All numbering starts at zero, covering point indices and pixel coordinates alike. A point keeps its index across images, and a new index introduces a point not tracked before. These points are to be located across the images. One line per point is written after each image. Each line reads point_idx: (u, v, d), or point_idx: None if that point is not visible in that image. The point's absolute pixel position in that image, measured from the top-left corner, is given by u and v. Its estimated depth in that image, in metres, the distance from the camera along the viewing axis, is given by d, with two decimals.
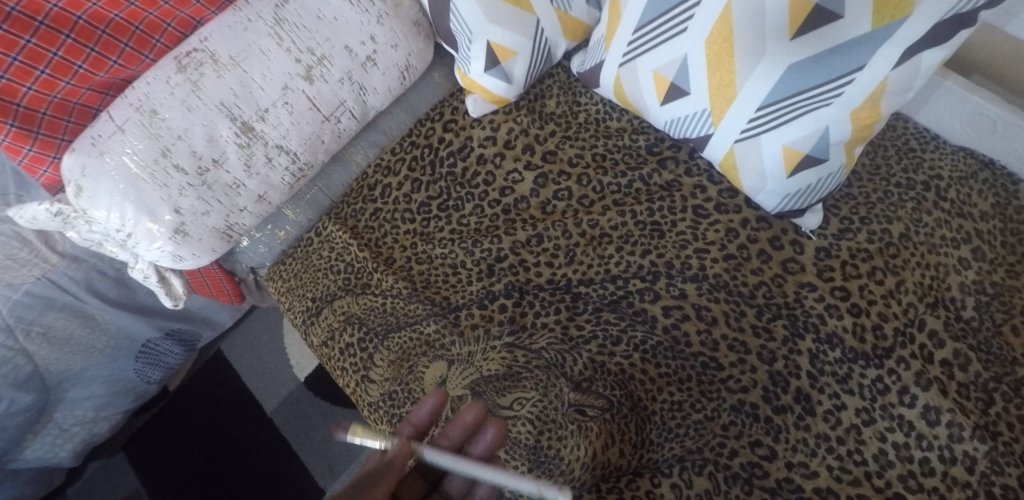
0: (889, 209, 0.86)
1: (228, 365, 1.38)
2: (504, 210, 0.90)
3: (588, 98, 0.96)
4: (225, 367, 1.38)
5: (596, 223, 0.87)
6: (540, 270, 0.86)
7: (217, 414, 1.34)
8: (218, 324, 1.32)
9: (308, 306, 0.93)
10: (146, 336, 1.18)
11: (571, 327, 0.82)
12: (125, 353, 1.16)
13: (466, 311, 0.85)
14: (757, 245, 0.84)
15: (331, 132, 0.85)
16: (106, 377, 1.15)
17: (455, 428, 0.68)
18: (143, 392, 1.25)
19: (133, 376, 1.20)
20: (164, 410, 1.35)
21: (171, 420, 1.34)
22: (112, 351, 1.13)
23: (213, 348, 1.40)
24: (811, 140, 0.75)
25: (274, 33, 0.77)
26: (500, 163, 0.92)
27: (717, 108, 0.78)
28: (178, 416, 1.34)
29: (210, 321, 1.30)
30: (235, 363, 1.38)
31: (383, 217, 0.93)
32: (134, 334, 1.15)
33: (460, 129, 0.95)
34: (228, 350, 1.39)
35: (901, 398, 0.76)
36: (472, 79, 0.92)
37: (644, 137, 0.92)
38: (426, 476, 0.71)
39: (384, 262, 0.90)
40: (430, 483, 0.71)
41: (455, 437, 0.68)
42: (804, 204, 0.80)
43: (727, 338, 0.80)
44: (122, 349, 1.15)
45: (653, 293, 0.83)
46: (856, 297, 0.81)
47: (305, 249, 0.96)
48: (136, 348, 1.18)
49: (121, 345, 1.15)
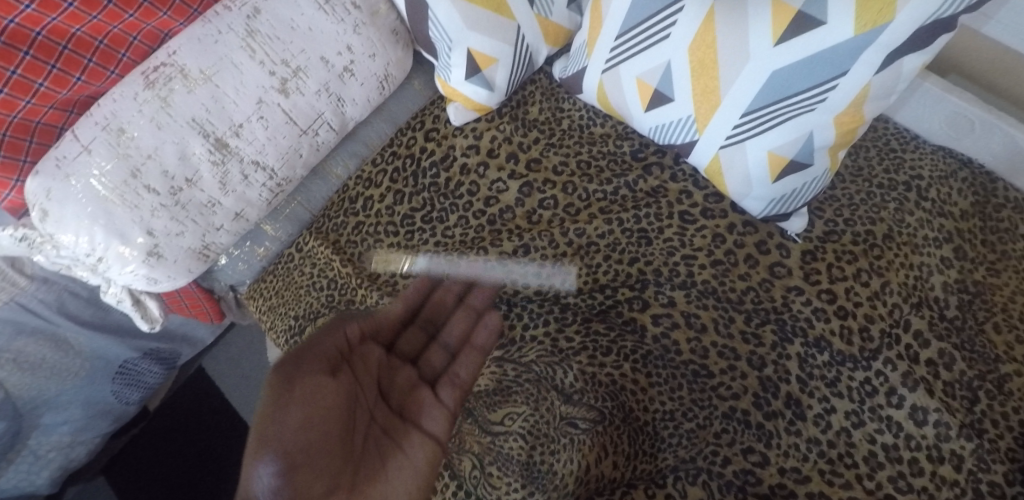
0: (872, 210, 0.86)
1: (211, 382, 1.35)
2: (488, 221, 0.89)
3: (571, 104, 0.95)
4: (207, 383, 1.35)
5: (583, 232, 0.86)
6: (527, 281, 0.85)
7: (199, 433, 1.30)
8: (198, 342, 1.28)
9: (290, 325, 0.90)
10: (122, 356, 1.14)
11: (561, 338, 0.81)
12: (101, 375, 1.12)
13: None
14: (744, 250, 0.84)
15: (310, 145, 0.83)
16: (82, 400, 1.11)
17: (460, 280, 0.84)
18: (121, 414, 1.20)
19: (111, 398, 1.16)
20: (144, 431, 1.31)
21: (151, 440, 1.30)
22: (89, 373, 1.10)
23: (194, 365, 1.36)
24: (795, 146, 0.74)
25: (245, 45, 0.74)
26: (484, 172, 0.91)
27: (702, 113, 0.77)
28: (158, 436, 1.30)
29: (189, 338, 1.25)
30: (217, 379, 1.35)
31: (365, 230, 0.91)
32: (110, 355, 1.12)
33: (441, 138, 0.94)
34: (209, 366, 1.36)
35: (889, 399, 0.76)
36: (452, 87, 0.90)
37: (628, 143, 0.92)
38: (427, 331, 0.80)
39: (368, 277, 0.88)
40: (430, 337, 0.80)
41: (461, 287, 0.84)
42: (788, 208, 0.80)
43: (717, 345, 0.80)
44: (98, 372, 1.11)
45: (642, 301, 0.83)
46: (842, 299, 0.81)
47: (286, 265, 0.94)
48: (113, 369, 1.14)
49: (96, 368, 1.11)
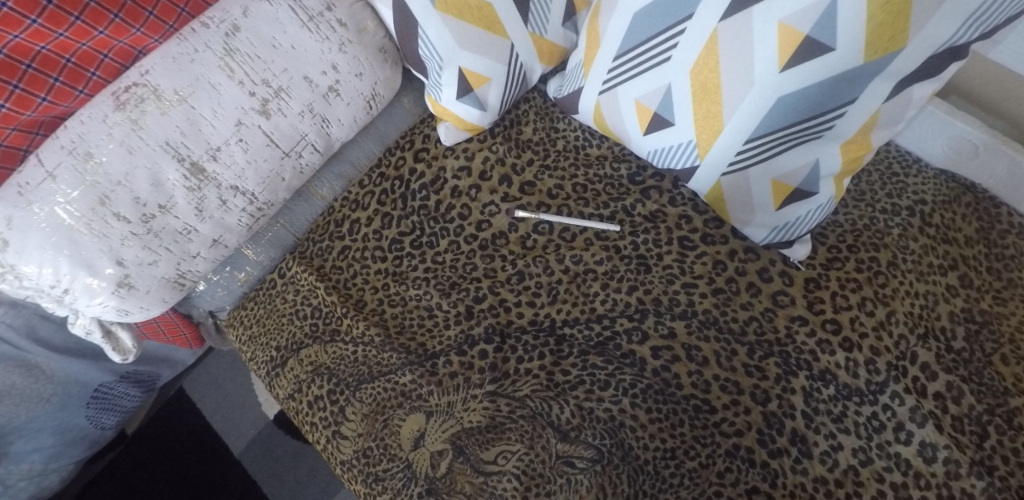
0: (876, 235, 0.84)
1: (192, 406, 1.29)
2: (480, 246, 0.85)
3: (566, 123, 0.92)
4: (187, 406, 1.29)
5: (579, 259, 0.83)
6: (521, 311, 0.81)
7: (177, 460, 1.24)
8: (178, 363, 1.22)
9: (272, 356, 0.86)
10: (98, 380, 1.07)
11: (557, 372, 0.78)
12: (74, 400, 1.06)
13: (444, 358, 0.79)
14: (746, 277, 0.81)
15: (292, 167, 0.79)
16: (54, 427, 1.05)
17: None
18: (97, 439, 1.15)
19: (86, 423, 1.10)
20: (118, 458, 1.24)
21: (126, 468, 1.23)
22: (61, 399, 1.04)
23: (174, 387, 1.30)
24: (801, 173, 0.72)
25: (224, 65, 0.70)
26: (476, 195, 0.87)
27: (704, 138, 0.73)
28: (133, 464, 1.23)
29: (170, 360, 1.20)
30: (198, 402, 1.29)
31: (351, 255, 0.87)
32: (84, 379, 1.05)
33: (432, 159, 0.90)
34: (190, 388, 1.30)
35: (897, 435, 0.74)
36: (443, 106, 0.87)
37: (625, 166, 0.89)
38: None
39: (353, 307, 0.84)
40: None
41: None
42: (791, 236, 0.77)
43: (719, 379, 0.77)
44: (72, 397, 1.05)
45: (642, 332, 0.79)
46: (847, 330, 0.78)
47: (268, 292, 0.89)
48: (87, 394, 1.07)
49: (70, 392, 1.04)
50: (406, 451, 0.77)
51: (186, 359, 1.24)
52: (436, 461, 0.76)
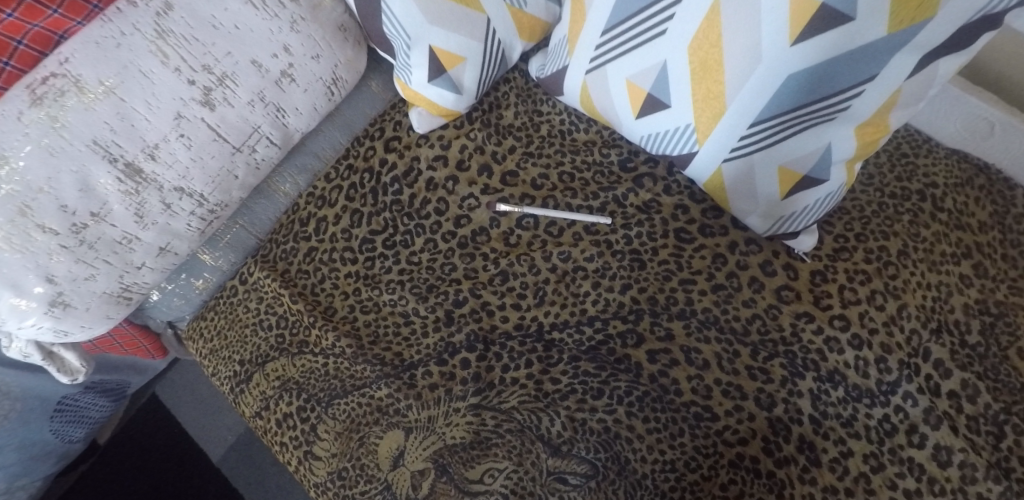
0: (885, 222, 0.78)
1: (165, 412, 1.22)
2: (459, 244, 0.78)
3: (550, 106, 0.84)
4: (161, 413, 1.22)
5: (568, 256, 0.77)
6: (505, 315, 0.75)
7: (153, 471, 1.17)
8: (148, 369, 1.15)
9: (235, 371, 0.79)
10: (61, 392, 0.97)
11: (546, 381, 0.72)
12: (36, 414, 0.95)
13: (423, 369, 0.73)
14: (747, 272, 0.75)
15: (245, 162, 0.71)
16: (17, 443, 0.94)
17: None
18: (64, 453, 1.06)
19: (51, 437, 1.00)
20: (90, 471, 1.17)
21: (99, 481, 1.16)
22: (22, 416, 0.92)
23: (146, 393, 1.23)
24: (811, 159, 0.65)
25: (155, 50, 0.61)
26: (453, 187, 0.80)
27: (704, 120, 0.66)
28: (107, 476, 1.16)
29: (138, 366, 1.12)
30: (173, 409, 1.22)
31: (318, 258, 0.79)
32: (45, 392, 0.94)
33: (404, 148, 0.82)
34: (163, 393, 1.23)
35: (910, 439, 0.69)
36: (414, 90, 0.79)
37: (616, 151, 0.82)
38: None
39: (322, 315, 0.77)
40: None
41: None
42: (797, 226, 0.71)
43: (721, 383, 0.71)
44: (33, 412, 0.94)
45: (637, 335, 0.73)
46: (856, 326, 0.73)
47: (229, 300, 0.82)
48: (50, 407, 0.97)
49: (31, 408, 0.93)
50: (385, 472, 0.71)
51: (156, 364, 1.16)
52: (417, 482, 0.70)
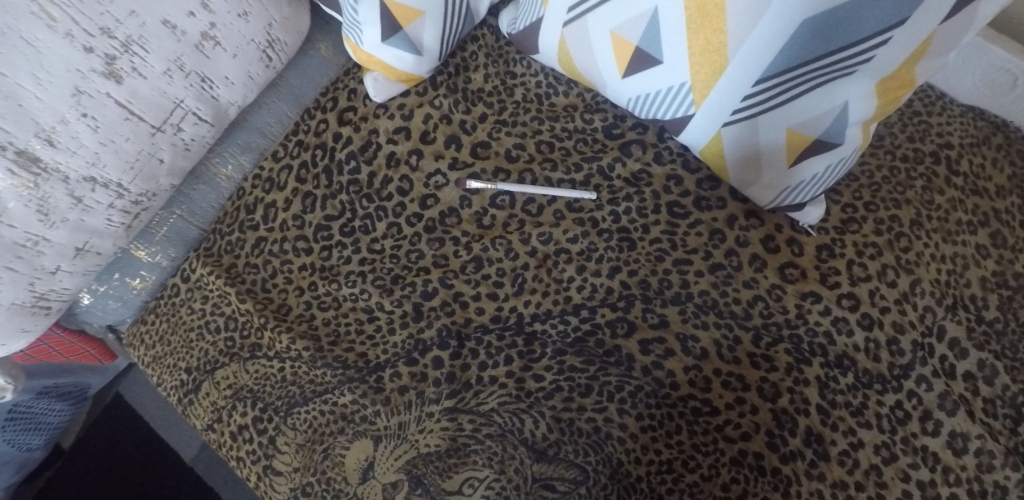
0: (896, 189, 0.71)
1: (132, 411, 1.13)
2: (426, 228, 0.70)
3: (524, 66, 0.75)
4: (127, 413, 1.13)
5: (549, 237, 0.68)
6: (480, 306, 0.67)
7: (122, 474, 1.09)
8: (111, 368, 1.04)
9: (182, 381, 0.71)
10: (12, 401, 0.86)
11: (528, 379, 0.65)
12: None
13: (391, 370, 0.65)
14: (748, 249, 0.68)
15: (169, 144, 0.62)
16: None
17: None
18: (24, 461, 0.98)
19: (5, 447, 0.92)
20: (55, 478, 1.08)
21: (65, 488, 1.08)
22: None
23: (110, 392, 1.14)
24: (824, 120, 0.57)
25: (39, 10, 0.49)
26: (418, 163, 0.71)
27: (702, 78, 0.57)
28: (72, 484, 1.08)
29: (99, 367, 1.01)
30: (140, 408, 1.13)
31: (267, 250, 0.71)
32: None
33: (360, 120, 0.73)
34: (128, 392, 1.14)
35: (923, 426, 0.64)
36: (366, 52, 0.70)
37: (599, 116, 0.73)
38: None
39: (274, 315, 0.69)
40: None
41: None
42: (804, 197, 0.64)
43: (721, 374, 0.64)
44: None
45: (628, 323, 0.66)
46: (866, 305, 0.66)
47: (171, 300, 0.73)
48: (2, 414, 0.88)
49: None
50: (354, 485, 0.64)
51: (120, 363, 1.06)
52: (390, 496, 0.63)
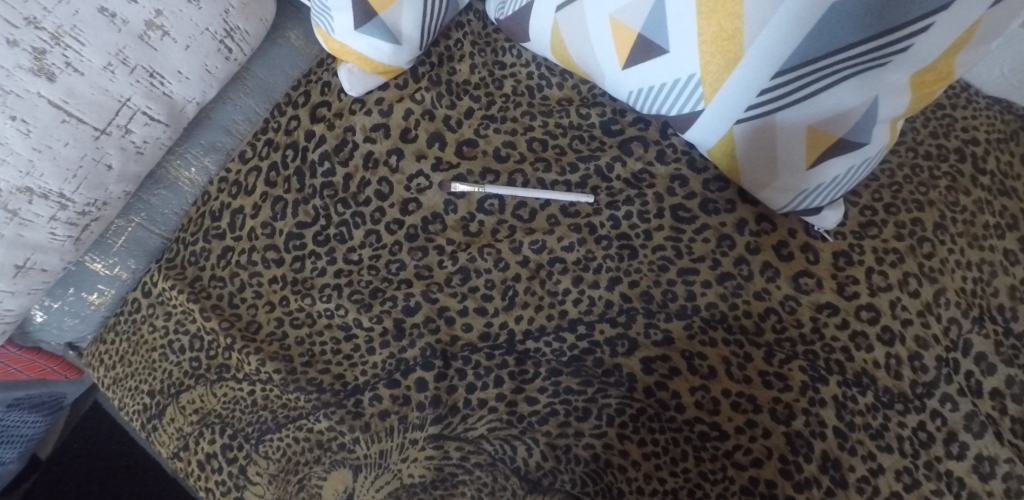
0: (919, 189, 0.66)
1: (113, 421, 1.01)
2: (408, 235, 0.64)
3: (514, 56, 0.69)
4: (106, 423, 1.01)
5: (542, 245, 0.63)
6: (468, 322, 0.61)
7: (102, 491, 0.97)
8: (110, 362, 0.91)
9: (144, 405, 0.65)
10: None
11: (520, 403, 0.59)
12: None
13: (371, 393, 0.60)
14: (760, 256, 0.62)
15: (117, 147, 0.56)
16: None
17: None
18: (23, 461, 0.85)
19: None
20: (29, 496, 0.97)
21: None
22: None
23: (88, 400, 1.01)
24: (851, 117, 0.50)
25: None
26: (398, 163, 0.65)
27: (714, 70, 0.51)
28: None
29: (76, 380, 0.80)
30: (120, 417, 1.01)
31: (233, 261, 0.65)
32: None
33: (335, 117, 0.67)
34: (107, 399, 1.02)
35: (948, 449, 0.59)
36: (339, 42, 0.64)
37: (597, 111, 0.67)
38: None
39: (241, 335, 0.63)
40: None
41: None
42: (823, 201, 0.58)
43: (731, 395, 0.59)
44: None
45: (629, 341, 0.61)
46: (888, 317, 0.61)
47: (131, 317, 0.68)
48: None
49: None
50: None
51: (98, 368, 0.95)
52: None
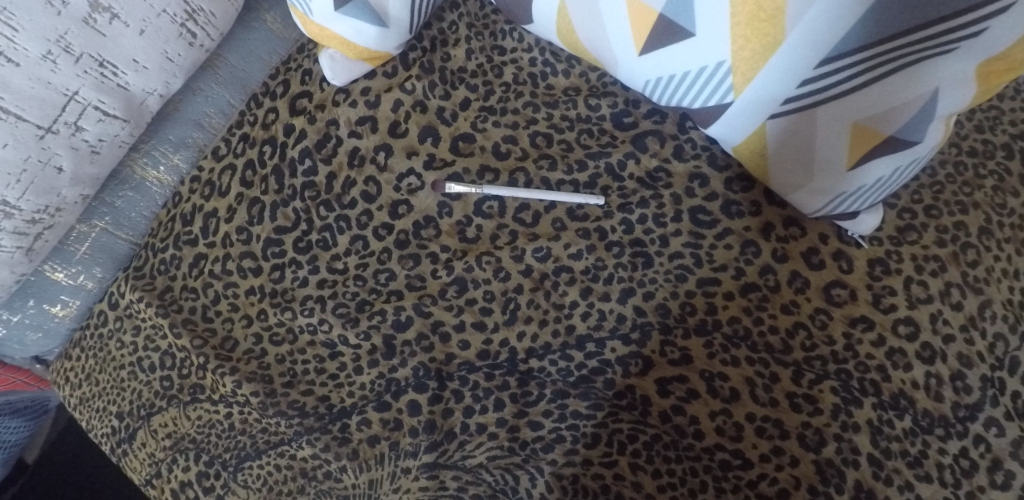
0: (962, 190, 0.60)
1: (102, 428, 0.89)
2: (399, 242, 0.58)
3: (515, 39, 0.63)
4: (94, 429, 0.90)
5: (546, 253, 0.57)
6: (465, 339, 0.56)
7: None
8: None
9: (113, 428, 0.60)
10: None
11: (523, 428, 0.54)
12: None
13: (359, 417, 0.54)
14: (788, 265, 0.56)
15: (67, 147, 0.50)
16: None
17: None
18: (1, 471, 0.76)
19: None
20: None
21: None
22: None
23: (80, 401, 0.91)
24: (904, 113, 0.44)
25: None
26: (387, 161, 0.59)
27: (748, 56, 0.44)
28: None
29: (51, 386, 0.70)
30: None
31: (207, 270, 0.60)
32: None
33: (317, 109, 0.61)
34: None
35: (993, 479, 0.53)
36: (318, 25, 0.57)
37: (607, 101, 0.60)
38: None
39: (215, 353, 0.57)
40: None
41: None
42: (863, 204, 0.51)
43: (754, 420, 0.54)
44: None
45: (642, 360, 0.55)
46: (928, 333, 0.55)
47: (97, 332, 0.62)
48: None
49: None
50: None
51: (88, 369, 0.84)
52: None
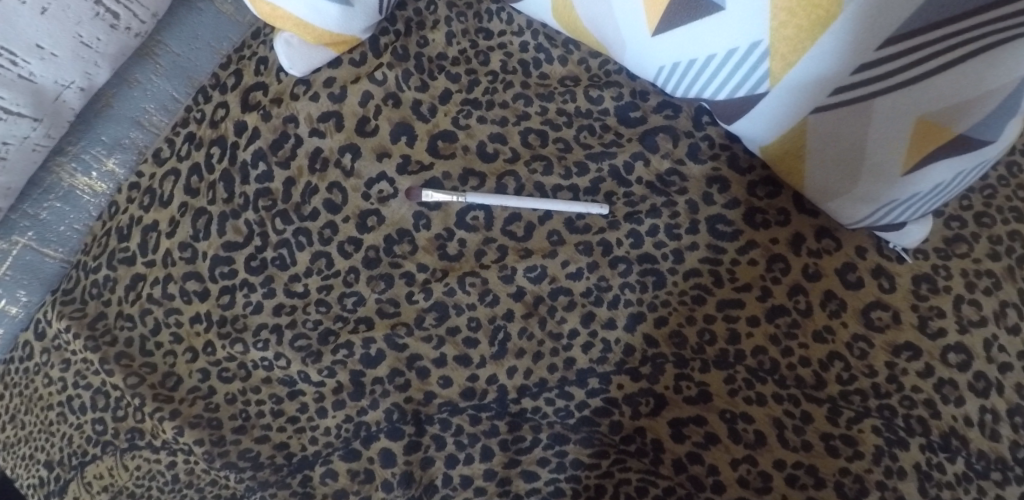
0: (1017, 193, 0.52)
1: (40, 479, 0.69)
2: (368, 259, 0.50)
3: (504, 21, 0.54)
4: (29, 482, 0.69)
5: (540, 272, 0.49)
6: (446, 374, 0.48)
7: None
8: None
9: (42, 479, 0.52)
10: None
11: (515, 479, 0.46)
12: None
13: (324, 467, 0.47)
14: (821, 285, 0.48)
15: None
16: None
17: None
18: None
19: None
20: None
21: None
22: None
23: None
24: (983, 106, 0.35)
25: None
26: (354, 164, 0.51)
27: (791, 35, 0.36)
28: None
29: None
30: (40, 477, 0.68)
31: (146, 294, 0.51)
32: None
33: (272, 103, 0.52)
34: None
35: None
36: (270, 3, 0.47)
37: (611, 93, 0.52)
38: None
39: (154, 394, 0.49)
40: None
41: None
42: (916, 214, 0.43)
43: (784, 467, 0.46)
44: None
45: (654, 398, 0.48)
46: (984, 361, 0.47)
47: (23, 366, 0.54)
48: None
49: None
50: None
51: None
52: None
